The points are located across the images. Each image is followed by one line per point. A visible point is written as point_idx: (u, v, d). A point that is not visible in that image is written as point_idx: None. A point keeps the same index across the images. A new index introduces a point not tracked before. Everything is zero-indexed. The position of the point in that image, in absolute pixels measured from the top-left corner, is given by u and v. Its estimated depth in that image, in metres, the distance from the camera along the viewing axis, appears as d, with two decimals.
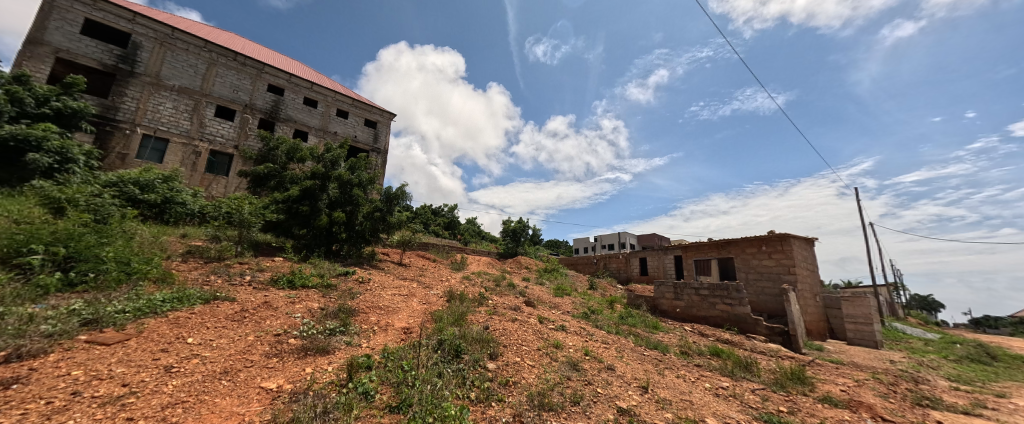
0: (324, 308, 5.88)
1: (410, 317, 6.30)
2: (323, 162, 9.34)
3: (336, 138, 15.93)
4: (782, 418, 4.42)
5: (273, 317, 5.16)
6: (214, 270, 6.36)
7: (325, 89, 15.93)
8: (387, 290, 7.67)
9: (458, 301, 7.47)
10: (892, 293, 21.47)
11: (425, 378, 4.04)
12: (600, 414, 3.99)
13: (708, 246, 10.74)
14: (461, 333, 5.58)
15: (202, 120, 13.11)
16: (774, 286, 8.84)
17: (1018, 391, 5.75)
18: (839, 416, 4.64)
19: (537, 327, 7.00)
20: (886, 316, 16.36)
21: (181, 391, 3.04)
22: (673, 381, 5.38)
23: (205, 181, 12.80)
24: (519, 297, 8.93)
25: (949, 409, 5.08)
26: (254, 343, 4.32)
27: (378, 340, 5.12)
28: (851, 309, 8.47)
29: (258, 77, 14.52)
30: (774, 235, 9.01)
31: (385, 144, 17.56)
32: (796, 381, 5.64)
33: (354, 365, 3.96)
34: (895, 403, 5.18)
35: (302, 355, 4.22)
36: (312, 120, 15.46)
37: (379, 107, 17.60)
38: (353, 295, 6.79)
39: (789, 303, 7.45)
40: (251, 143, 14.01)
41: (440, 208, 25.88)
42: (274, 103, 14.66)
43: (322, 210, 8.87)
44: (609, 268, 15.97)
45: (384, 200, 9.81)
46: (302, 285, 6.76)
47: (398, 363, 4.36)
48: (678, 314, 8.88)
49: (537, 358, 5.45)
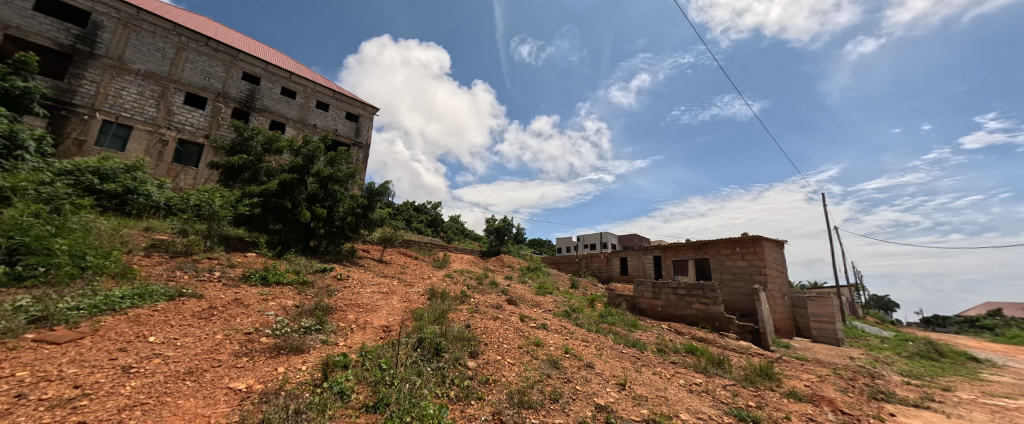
0: (300, 306, 5.69)
1: (389, 315, 6.18)
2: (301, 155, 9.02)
3: (315, 130, 15.43)
4: (750, 412, 4.60)
5: (244, 315, 4.95)
6: (180, 265, 6.04)
7: (304, 80, 15.39)
8: (366, 288, 7.50)
9: (439, 299, 7.39)
10: (853, 293, 22.74)
11: (404, 377, 3.97)
12: (579, 411, 4.03)
13: (685, 247, 11.05)
14: (442, 331, 5.53)
15: (170, 107, 12.43)
16: (746, 286, 9.19)
17: (962, 385, 6.20)
18: (802, 410, 4.88)
19: (518, 325, 7.01)
20: (849, 315, 17.32)
21: (140, 393, 2.87)
22: (649, 378, 5.51)
23: (172, 172, 12.14)
24: (500, 296, 8.92)
25: (901, 402, 5.43)
26: (222, 342, 4.13)
27: (355, 338, 5.00)
28: (816, 308, 8.92)
29: (232, 65, 13.87)
30: (747, 237, 9.37)
31: (367, 139, 17.16)
32: (764, 377, 5.89)
33: (329, 365, 3.84)
34: (854, 397, 5.49)
35: (275, 355, 4.07)
36: (290, 111, 14.93)
37: (361, 101, 17.16)
38: (330, 292, 6.60)
39: (760, 302, 7.76)
40: (223, 133, 13.39)
41: (423, 205, 25.53)
42: (249, 92, 14.06)
43: (299, 205, 8.58)
44: (591, 267, 16.17)
45: (365, 195, 9.59)
46: (276, 282, 6.52)
47: (376, 362, 4.27)
48: (656, 313, 9.09)
49: (518, 357, 5.46)
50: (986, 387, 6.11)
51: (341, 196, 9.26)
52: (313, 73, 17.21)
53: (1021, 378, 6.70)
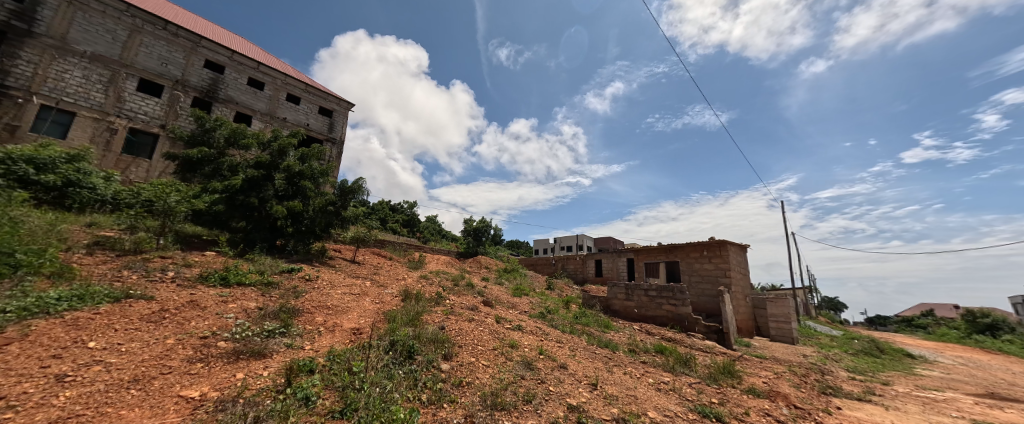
0: (263, 308, 5.40)
1: (360, 317, 5.98)
2: (269, 150, 8.62)
3: (285, 124, 14.73)
4: (713, 409, 4.80)
5: (200, 318, 4.65)
6: (128, 264, 5.59)
7: (273, 71, 14.67)
8: (337, 289, 7.23)
9: (413, 300, 7.24)
10: (808, 295, 24.34)
11: (374, 381, 3.85)
12: (551, 412, 4.06)
13: (657, 250, 11.45)
14: (415, 333, 5.42)
15: (121, 94, 11.51)
16: (712, 288, 9.63)
17: (899, 379, 6.77)
18: (760, 406, 5.14)
19: (493, 327, 6.99)
20: (804, 316, 18.53)
21: (76, 403, 2.62)
22: (620, 377, 5.65)
23: (121, 164, 11.21)
24: (476, 297, 8.86)
25: (846, 396, 5.86)
26: (174, 347, 3.85)
27: (323, 342, 4.80)
28: (775, 308, 9.43)
29: (194, 51, 13.04)
30: (714, 241, 9.82)
31: (341, 135, 16.59)
32: (726, 374, 6.17)
33: (293, 370, 3.67)
34: (806, 392, 5.86)
35: (234, 360, 3.85)
36: (258, 103, 14.18)
37: (336, 96, 16.60)
38: (298, 294, 6.32)
39: (725, 303, 8.14)
40: (182, 124, 12.51)
41: (400, 205, 24.99)
42: (212, 81, 13.24)
43: (266, 201, 8.18)
44: (567, 268, 16.39)
45: (337, 193, 9.23)
46: (237, 282, 6.17)
47: (345, 366, 4.13)
48: (629, 314, 9.33)
49: (492, 358, 5.44)
50: (919, 380, 6.69)
51: (311, 193, 8.91)
52: (284, 64, 16.48)
53: (948, 372, 7.42)
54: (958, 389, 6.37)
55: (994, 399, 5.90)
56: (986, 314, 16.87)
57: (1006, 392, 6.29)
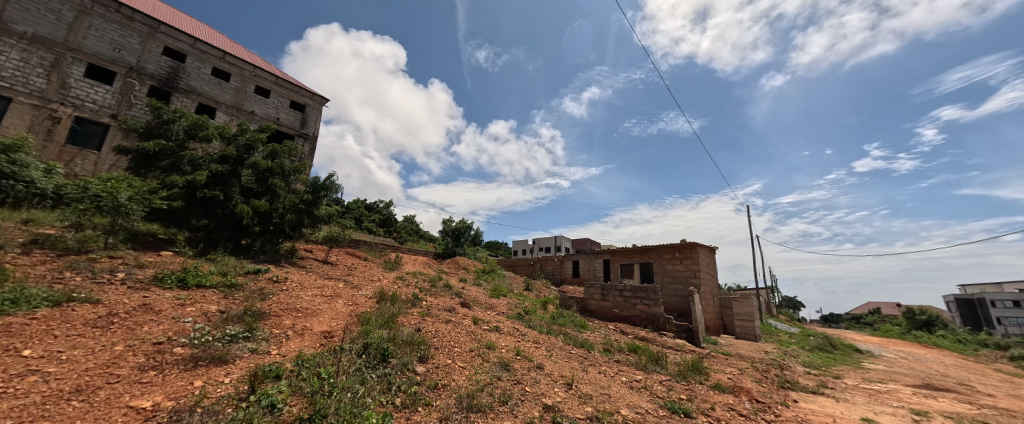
0: (225, 312, 5.12)
1: (331, 320, 5.78)
2: (235, 144, 8.19)
3: (252, 118, 14.00)
4: (682, 405, 4.99)
5: (154, 323, 4.35)
6: (71, 264, 5.16)
7: (240, 61, 13.92)
8: (307, 291, 6.95)
9: (389, 302, 7.06)
10: (770, 295, 25.80)
11: (345, 386, 3.73)
12: (527, 413, 4.07)
13: (632, 252, 11.78)
14: (390, 335, 5.31)
15: (65, 79, 10.60)
16: (683, 289, 10.01)
17: (849, 373, 7.29)
18: (725, 400, 5.39)
19: (470, 328, 6.96)
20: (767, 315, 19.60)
21: (5, 418, 2.39)
22: (595, 376, 5.76)
23: (64, 155, 10.30)
24: (454, 298, 8.79)
25: (802, 390, 6.24)
26: (123, 354, 3.58)
27: (291, 346, 4.60)
28: (740, 308, 9.90)
29: (151, 37, 12.19)
30: (685, 243, 10.21)
31: (315, 130, 15.97)
32: (695, 371, 6.42)
33: (258, 376, 3.49)
34: (766, 387, 6.19)
35: (192, 367, 3.61)
36: (223, 95, 13.41)
37: (309, 90, 15.97)
38: (264, 296, 6.02)
39: (694, 303, 8.47)
40: (136, 114, 11.62)
41: (377, 204, 24.37)
42: (172, 69, 12.42)
43: (232, 198, 7.76)
44: (545, 269, 16.54)
45: (309, 191, 8.86)
46: (196, 285, 5.80)
47: (314, 371, 3.96)
48: (605, 314, 9.53)
49: (469, 360, 5.41)
50: (866, 373, 7.23)
51: (281, 191, 8.55)
52: (253, 55, 15.70)
53: (891, 365, 8.06)
54: (899, 380, 6.93)
55: (929, 389, 6.47)
56: (923, 312, 18.54)
57: (939, 382, 6.91)
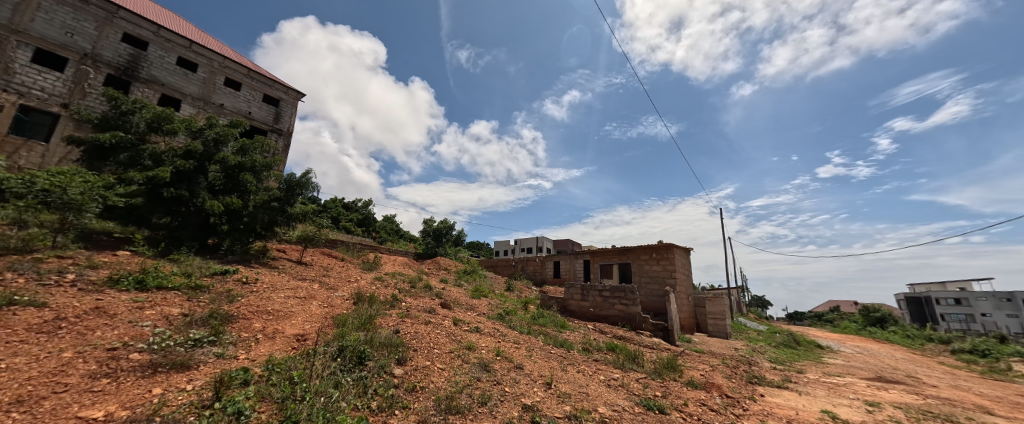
0: (188, 315, 4.84)
1: (304, 322, 5.58)
2: (203, 139, 7.81)
3: (221, 111, 13.31)
4: (657, 401, 5.12)
5: (107, 327, 4.06)
6: (12, 264, 4.75)
7: (208, 51, 13.27)
8: (279, 292, 6.68)
9: (366, 303, 6.88)
10: (741, 295, 26.92)
11: (318, 390, 3.63)
12: (506, 413, 4.07)
13: (611, 253, 12.03)
14: (367, 337, 5.18)
15: (9, 64, 9.82)
16: (659, 288, 10.30)
17: (811, 367, 7.71)
18: (697, 396, 5.58)
19: (450, 329, 6.88)
20: (738, 314, 20.48)
21: None
22: (574, 375, 5.83)
23: (7, 146, 9.50)
24: (434, 299, 8.66)
25: (768, 384, 6.55)
26: (72, 362, 3.32)
27: (260, 350, 4.42)
28: (712, 307, 10.27)
29: (109, 22, 11.46)
30: (662, 244, 10.52)
31: (289, 126, 15.40)
32: (669, 369, 6.61)
33: (223, 382, 3.32)
34: (736, 382, 6.45)
35: (150, 374, 3.40)
36: (189, 86, 12.71)
37: (283, 84, 15.40)
38: (231, 298, 5.74)
39: (670, 302, 8.72)
40: (91, 103, 10.85)
41: (355, 203, 23.77)
42: (132, 58, 11.69)
43: (199, 195, 7.37)
44: (526, 270, 16.59)
45: (282, 188, 8.54)
46: (156, 287, 5.47)
47: (285, 376, 3.82)
48: (584, 314, 9.68)
49: (448, 361, 5.36)
50: (826, 368, 7.67)
51: (252, 187, 8.19)
52: (224, 47, 15.02)
53: (849, 360, 8.59)
54: (855, 374, 7.39)
55: (881, 382, 6.93)
56: (878, 309, 19.90)
57: (890, 375, 7.42)
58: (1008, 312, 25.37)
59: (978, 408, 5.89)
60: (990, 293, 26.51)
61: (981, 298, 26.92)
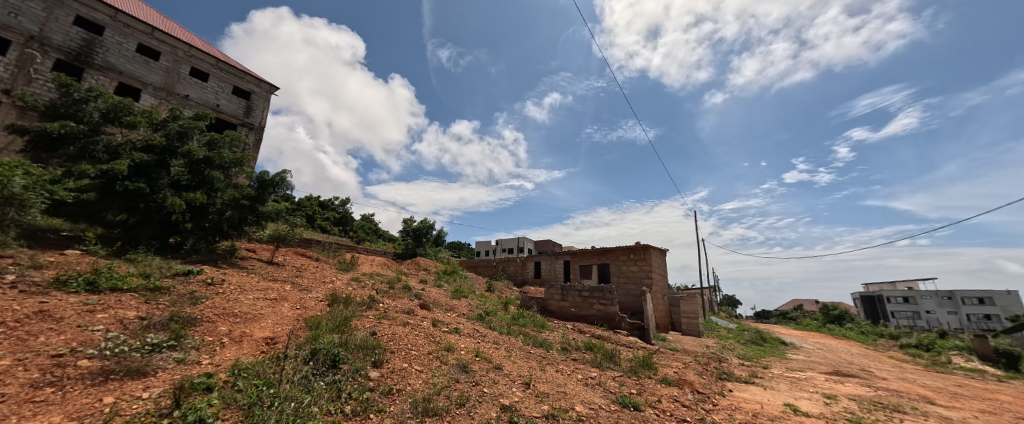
0: (146, 318, 4.56)
1: (274, 325, 5.36)
2: (166, 132, 7.37)
3: (186, 103, 12.57)
4: (632, 399, 5.25)
5: (51, 333, 3.75)
6: None
7: (172, 39, 12.53)
8: (248, 294, 6.38)
9: (341, 305, 6.69)
10: (714, 295, 27.97)
11: (288, 395, 3.50)
12: (484, 413, 4.06)
13: (590, 254, 12.25)
14: (342, 340, 5.04)
15: None
16: (636, 288, 10.57)
17: (776, 363, 8.11)
18: (669, 393, 5.76)
19: (429, 330, 6.79)
20: (710, 313, 21.26)
21: None
22: (552, 375, 5.88)
23: None
24: (413, 300, 8.53)
25: (737, 380, 6.84)
26: (10, 370, 3.04)
27: (225, 354, 4.21)
28: (686, 306, 10.61)
29: (59, 4, 10.68)
30: (639, 245, 10.80)
31: (260, 120, 14.74)
32: (645, 366, 6.79)
33: (184, 389, 3.14)
34: (706, 378, 6.71)
35: (101, 382, 3.17)
36: (150, 75, 11.96)
37: (254, 76, 14.74)
38: (194, 301, 5.44)
39: (646, 302, 8.95)
40: (37, 89, 10.03)
41: (332, 202, 23.12)
42: (85, 42, 10.92)
43: (160, 190, 6.92)
44: (507, 270, 16.61)
45: (253, 186, 8.20)
46: (110, 289, 5.10)
47: (253, 381, 3.66)
48: (564, 314, 9.79)
49: (427, 363, 5.29)
50: (789, 363, 8.09)
51: (220, 184, 7.81)
52: (190, 35, 14.25)
53: (810, 356, 9.08)
54: (815, 369, 7.83)
55: (838, 376, 7.38)
56: (837, 308, 21.22)
57: (846, 369, 7.92)
58: (948, 310, 27.92)
59: (921, 398, 6.37)
60: (933, 291, 28.83)
61: (926, 296, 29.14)
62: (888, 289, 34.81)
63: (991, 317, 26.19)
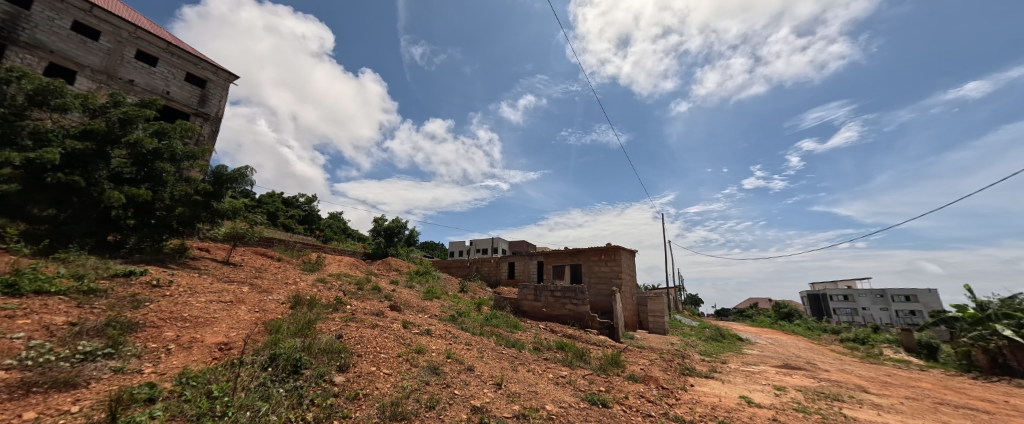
0: (77, 324, 4.12)
1: (229, 329, 5.03)
2: (107, 120, 6.72)
3: (129, 88, 11.50)
4: (601, 396, 5.38)
5: None
6: None
7: (115, 18, 11.49)
8: (199, 297, 5.93)
9: (305, 307, 6.39)
10: (679, 294, 29.26)
11: (243, 404, 3.29)
12: (454, 415, 4.02)
13: (564, 254, 12.46)
14: (305, 344, 4.81)
15: None
16: (607, 288, 10.87)
17: (733, 358, 8.63)
18: (636, 389, 5.96)
19: (399, 332, 6.63)
20: (675, 312, 22.27)
21: None
22: (524, 375, 5.92)
23: None
24: (383, 302, 8.29)
25: (698, 375, 7.19)
26: None
27: (172, 362, 3.90)
28: (653, 305, 11.03)
29: None
30: (610, 246, 11.12)
31: (217, 111, 13.73)
32: (613, 364, 7.00)
33: (122, 401, 2.86)
34: (670, 374, 7.01)
35: (21, 395, 2.82)
36: (87, 56, 10.91)
37: (211, 63, 13.74)
38: (136, 304, 4.99)
39: (616, 302, 9.22)
40: None
41: (296, 199, 22.09)
42: (8, 16, 9.88)
43: (99, 183, 6.28)
44: (481, 271, 16.54)
45: (209, 181, 7.66)
46: (34, 292, 4.57)
47: (204, 389, 3.41)
48: (536, 314, 9.89)
49: (396, 366, 5.15)
50: (744, 358, 8.64)
51: (169, 178, 7.25)
52: (138, 16, 13.15)
53: (764, 350, 9.73)
54: (767, 362, 8.40)
55: (787, 368, 7.96)
56: (787, 306, 22.96)
57: (794, 362, 8.56)
58: (881, 306, 30.81)
59: (857, 387, 7.00)
60: (869, 289, 31.66)
61: (863, 294, 32.02)
62: (831, 287, 38.06)
63: (915, 313, 29.28)
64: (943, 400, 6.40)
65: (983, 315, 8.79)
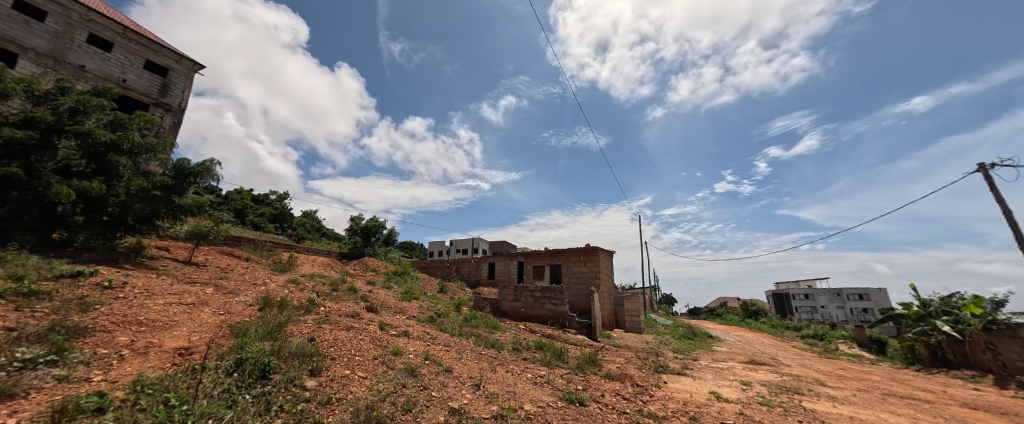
0: (15, 329, 3.77)
1: (191, 333, 4.76)
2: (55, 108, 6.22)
3: (79, 74, 10.66)
4: (578, 395, 5.47)
5: None
6: None
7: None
8: (157, 299, 5.57)
9: (275, 309, 6.13)
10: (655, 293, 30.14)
11: (205, 412, 3.11)
12: (431, 418, 3.97)
13: (544, 254, 12.56)
14: (274, 348, 4.62)
15: None
16: (585, 288, 11.05)
17: (704, 355, 8.98)
18: (612, 387, 6.09)
19: (376, 334, 6.48)
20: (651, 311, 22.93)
21: None
22: (503, 375, 5.93)
23: None
24: (359, 303, 8.07)
25: (671, 372, 7.44)
26: None
27: (125, 369, 3.65)
28: (630, 304, 11.30)
29: None
30: (589, 247, 11.32)
31: (180, 102, 12.90)
32: (590, 363, 7.12)
33: (64, 413, 2.63)
34: (645, 372, 7.22)
35: None
36: (31, 38, 10.09)
37: (174, 51, 12.90)
38: (85, 308, 4.63)
39: (594, 302, 9.40)
40: None
41: (267, 196, 21.16)
42: None
43: (43, 175, 5.77)
44: (460, 271, 16.41)
45: (170, 175, 7.20)
46: None
47: (161, 398, 3.20)
48: (516, 314, 9.93)
49: (371, 368, 5.03)
50: (715, 355, 9.00)
51: (126, 172, 6.75)
52: None
53: (733, 347, 10.18)
54: (735, 359, 8.80)
55: (754, 364, 8.37)
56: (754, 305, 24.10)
57: (760, 358, 9.01)
58: (838, 305, 32.81)
59: (816, 381, 7.46)
60: (827, 289, 33.73)
61: (822, 293, 34.03)
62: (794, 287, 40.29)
63: (868, 311, 31.40)
64: (890, 391, 6.91)
65: (925, 312, 9.48)
